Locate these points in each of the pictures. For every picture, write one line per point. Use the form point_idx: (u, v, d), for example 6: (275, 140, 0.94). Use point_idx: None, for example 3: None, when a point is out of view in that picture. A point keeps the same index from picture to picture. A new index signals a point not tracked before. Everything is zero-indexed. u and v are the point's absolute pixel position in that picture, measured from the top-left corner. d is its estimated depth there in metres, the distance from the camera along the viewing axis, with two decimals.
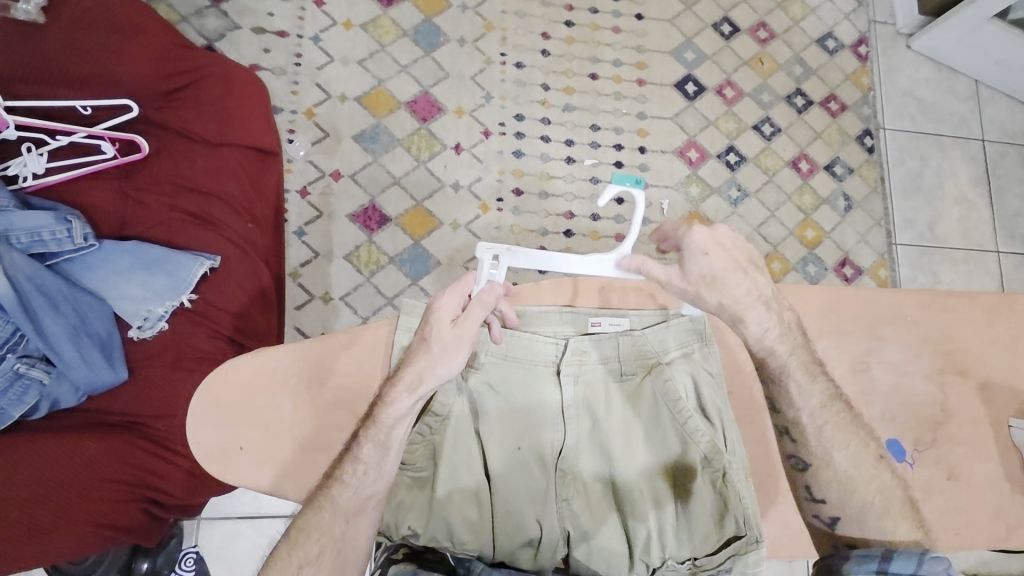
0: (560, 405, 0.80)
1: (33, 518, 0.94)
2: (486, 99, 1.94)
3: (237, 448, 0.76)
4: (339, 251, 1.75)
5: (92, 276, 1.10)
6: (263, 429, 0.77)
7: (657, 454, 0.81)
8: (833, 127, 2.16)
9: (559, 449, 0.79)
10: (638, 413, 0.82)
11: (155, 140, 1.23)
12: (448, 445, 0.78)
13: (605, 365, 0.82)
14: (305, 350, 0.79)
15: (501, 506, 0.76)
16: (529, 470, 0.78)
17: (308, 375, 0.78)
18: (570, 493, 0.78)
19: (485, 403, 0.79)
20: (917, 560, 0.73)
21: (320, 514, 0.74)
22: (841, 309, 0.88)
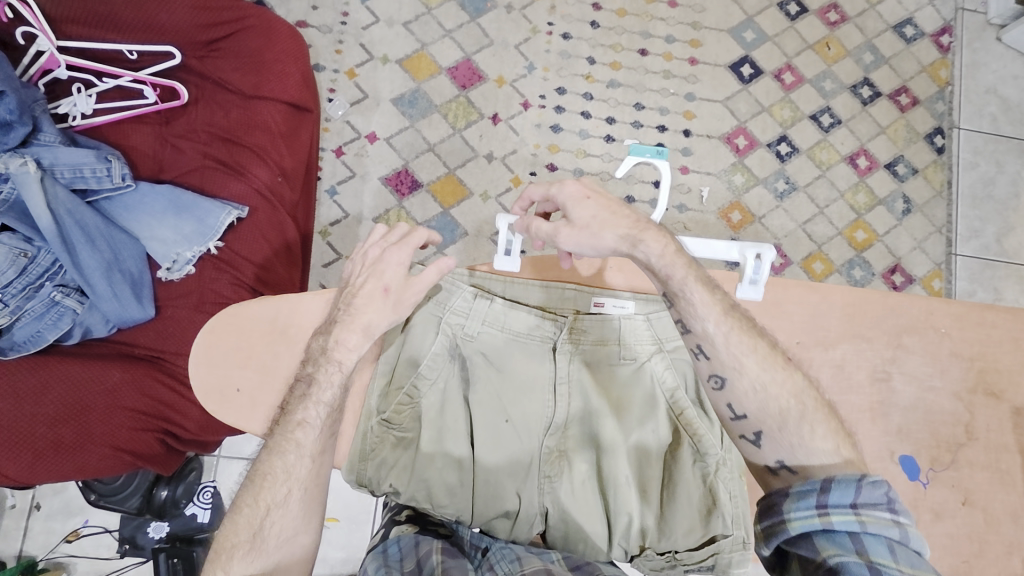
0: (552, 383, 0.79)
1: (59, 435, 1.01)
2: (529, 69, 1.89)
3: (233, 389, 0.77)
4: (369, 213, 1.77)
5: (128, 216, 1.16)
6: (259, 374, 0.77)
7: (648, 444, 0.79)
8: (900, 123, 2.01)
9: (548, 425, 0.78)
10: (635, 398, 0.80)
11: (194, 88, 1.26)
12: (436, 410, 0.78)
13: (604, 348, 0.80)
14: (303, 301, 0.79)
15: (483, 474, 0.77)
16: (515, 444, 0.78)
17: (306, 327, 0.79)
18: (555, 473, 0.78)
19: (476, 372, 0.79)
20: (855, 489, 0.66)
21: (295, 457, 0.74)
22: (866, 313, 0.82)
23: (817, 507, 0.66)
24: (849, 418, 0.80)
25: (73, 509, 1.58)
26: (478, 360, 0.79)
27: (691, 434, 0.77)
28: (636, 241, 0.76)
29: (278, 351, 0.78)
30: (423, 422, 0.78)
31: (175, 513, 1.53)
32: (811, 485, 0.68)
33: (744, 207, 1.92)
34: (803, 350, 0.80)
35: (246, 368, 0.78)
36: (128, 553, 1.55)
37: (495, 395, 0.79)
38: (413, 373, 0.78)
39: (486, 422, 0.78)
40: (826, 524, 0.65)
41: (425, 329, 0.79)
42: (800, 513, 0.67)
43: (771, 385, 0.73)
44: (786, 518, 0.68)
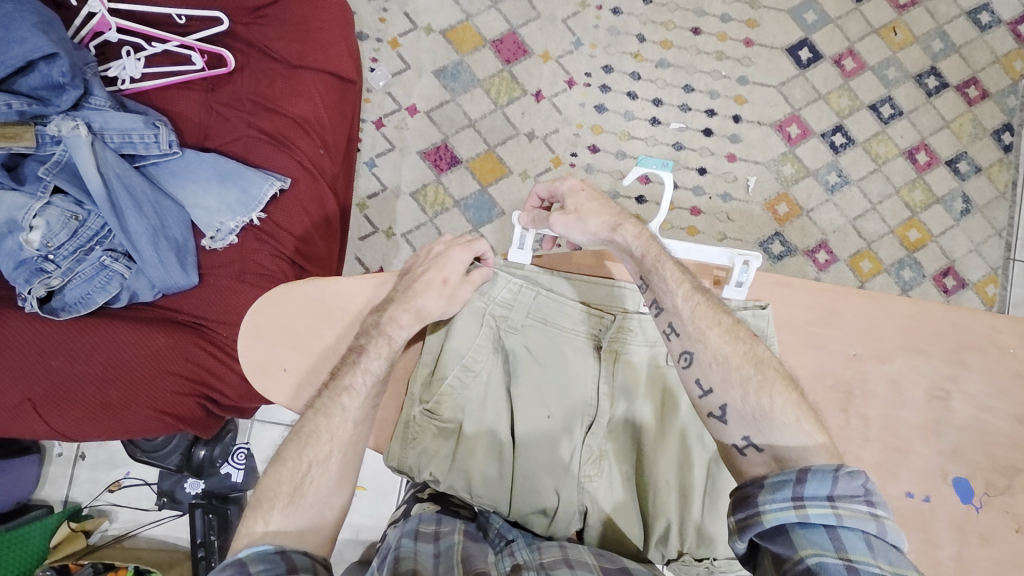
0: (596, 382, 0.79)
1: (106, 395, 1.04)
2: (576, 45, 1.83)
3: (278, 368, 0.77)
4: (406, 188, 1.76)
5: (175, 183, 1.16)
6: (303, 353, 0.78)
7: (691, 449, 0.78)
8: (967, 117, 1.89)
9: (588, 424, 0.79)
10: (680, 401, 0.79)
11: (240, 56, 1.25)
12: (479, 401, 0.78)
13: (650, 349, 0.79)
14: (350, 285, 0.80)
15: (523, 468, 0.77)
16: (554, 440, 0.78)
17: (352, 309, 0.80)
18: (594, 472, 0.78)
19: (520, 366, 0.79)
20: (831, 479, 0.62)
21: (333, 420, 0.73)
22: (925, 326, 0.78)
23: (794, 498, 0.62)
24: (902, 435, 0.76)
25: (116, 460, 1.65)
26: (523, 353, 0.80)
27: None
28: (617, 226, 0.81)
29: (322, 332, 0.79)
30: (465, 412, 0.78)
31: (212, 472, 1.59)
32: (787, 475, 0.64)
33: (792, 199, 1.85)
34: (858, 363, 0.77)
35: (290, 348, 0.78)
36: (167, 506, 1.62)
37: (539, 390, 0.79)
38: (458, 362, 0.78)
39: (526, 415, 0.78)
40: (802, 516, 0.61)
41: (472, 320, 0.79)
42: (776, 505, 0.63)
43: (732, 355, 0.72)
44: (760, 511, 0.63)
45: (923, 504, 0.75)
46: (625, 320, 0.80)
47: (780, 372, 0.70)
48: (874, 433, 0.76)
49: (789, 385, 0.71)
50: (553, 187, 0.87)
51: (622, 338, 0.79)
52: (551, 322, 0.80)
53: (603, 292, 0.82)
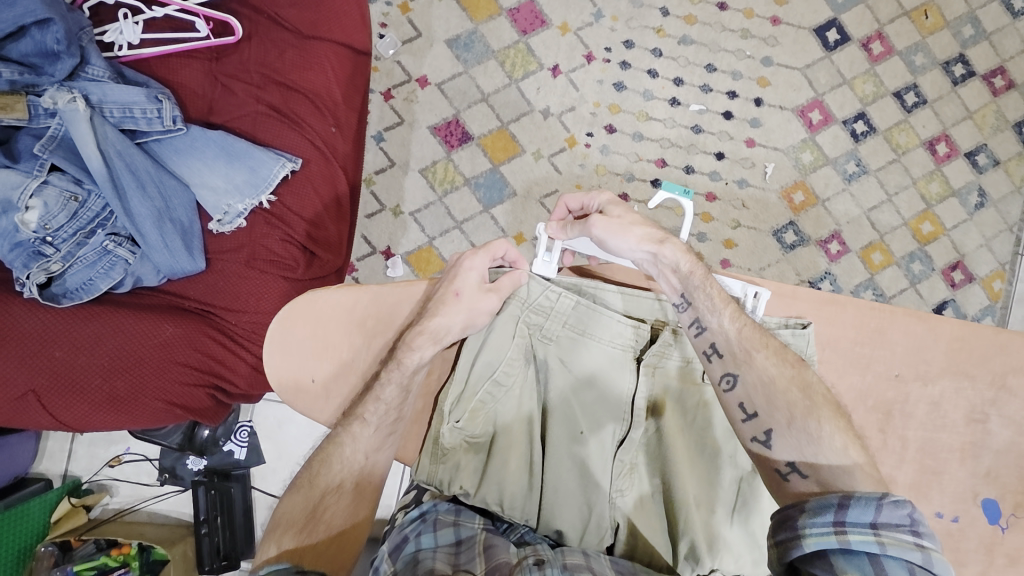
0: (630, 398, 0.75)
1: (113, 387, 1.01)
2: (597, 17, 1.74)
3: (307, 380, 0.75)
4: (415, 164, 1.69)
5: (179, 161, 1.10)
6: (334, 365, 0.76)
7: (725, 469, 0.75)
8: (990, 108, 1.85)
9: (620, 440, 0.75)
10: (716, 419, 0.76)
11: (247, 23, 1.16)
12: (511, 414, 0.76)
13: (687, 364, 0.77)
14: (383, 294, 0.77)
15: (551, 483, 0.75)
16: (583, 454, 0.75)
17: (384, 319, 0.77)
18: (624, 485, 0.76)
19: (551, 378, 0.76)
20: (875, 506, 0.62)
21: (344, 449, 0.76)
22: (972, 349, 0.76)
23: (835, 524, 0.62)
24: (938, 457, 0.77)
25: (114, 436, 1.62)
26: (558, 364, 0.76)
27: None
28: (664, 239, 0.76)
29: (354, 342, 0.76)
30: (496, 427, 0.76)
31: (214, 450, 1.55)
32: (829, 500, 0.64)
33: (809, 187, 1.81)
34: (901, 384, 0.76)
35: (322, 360, 0.75)
36: (168, 482, 1.59)
37: (574, 404, 0.76)
38: (490, 377, 0.75)
39: (557, 428, 0.76)
40: (843, 542, 0.61)
41: (505, 330, 0.75)
42: (817, 530, 0.63)
43: (779, 378, 0.71)
44: (801, 534, 0.64)
45: (951, 524, 0.77)
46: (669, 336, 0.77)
47: (828, 399, 0.71)
48: (911, 456, 0.77)
49: (838, 410, 0.71)
50: (586, 202, 0.82)
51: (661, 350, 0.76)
52: (588, 333, 0.75)
53: (644, 306, 0.78)
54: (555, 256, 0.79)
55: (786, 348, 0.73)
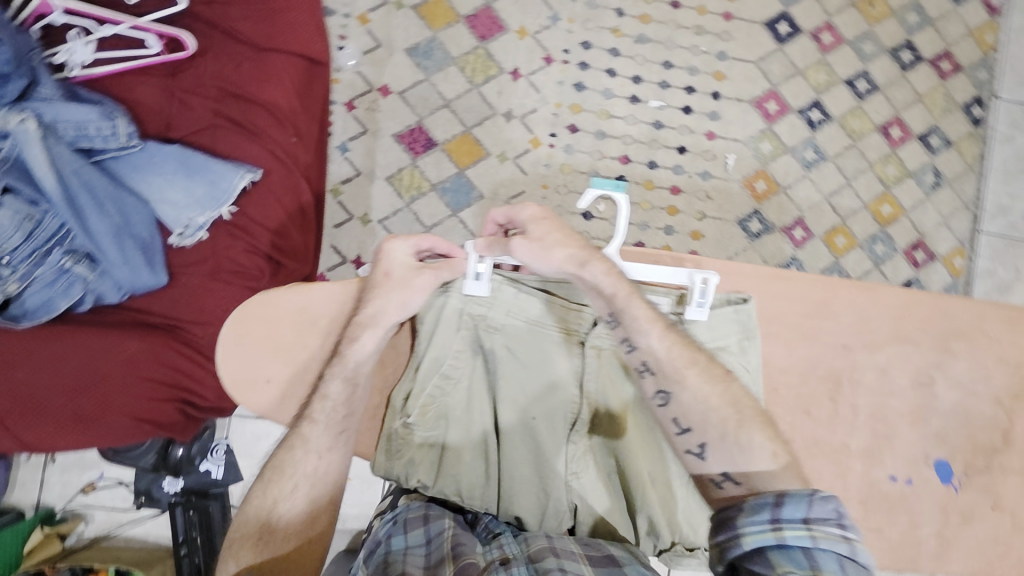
0: (576, 379, 0.77)
1: (79, 407, 1.01)
2: (553, 20, 1.77)
3: (263, 381, 0.76)
4: (381, 172, 1.70)
5: (138, 177, 1.09)
6: (291, 366, 0.77)
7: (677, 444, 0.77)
8: (939, 91, 1.91)
9: (572, 420, 0.76)
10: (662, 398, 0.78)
11: (202, 38, 1.16)
12: (463, 407, 0.77)
13: None
14: (334, 292, 0.77)
15: (508, 472, 0.76)
16: (537, 441, 0.76)
17: (337, 318, 0.78)
18: (580, 468, 0.75)
19: (501, 367, 0.77)
20: (807, 502, 0.64)
21: (295, 452, 0.76)
22: (919, 315, 0.79)
23: (771, 521, 0.64)
24: (889, 422, 0.78)
25: (87, 462, 1.59)
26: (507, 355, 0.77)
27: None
28: (586, 262, 0.74)
29: (310, 341, 0.77)
30: (449, 420, 0.76)
31: (190, 470, 1.53)
32: (765, 499, 0.66)
33: (770, 176, 1.85)
34: (849, 353, 0.78)
35: (277, 360, 0.77)
36: (145, 505, 1.57)
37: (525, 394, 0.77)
38: (437, 371, 0.76)
39: (510, 419, 0.77)
40: (780, 539, 0.63)
41: (448, 323, 0.76)
42: (755, 528, 0.65)
43: (711, 396, 0.73)
44: (739, 533, 0.66)
45: (906, 487, 0.79)
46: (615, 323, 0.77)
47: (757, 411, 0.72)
48: (863, 421, 0.78)
49: (751, 418, 0.72)
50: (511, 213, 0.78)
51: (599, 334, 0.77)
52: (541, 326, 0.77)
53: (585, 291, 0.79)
54: (487, 270, 0.75)
55: (704, 360, 0.74)
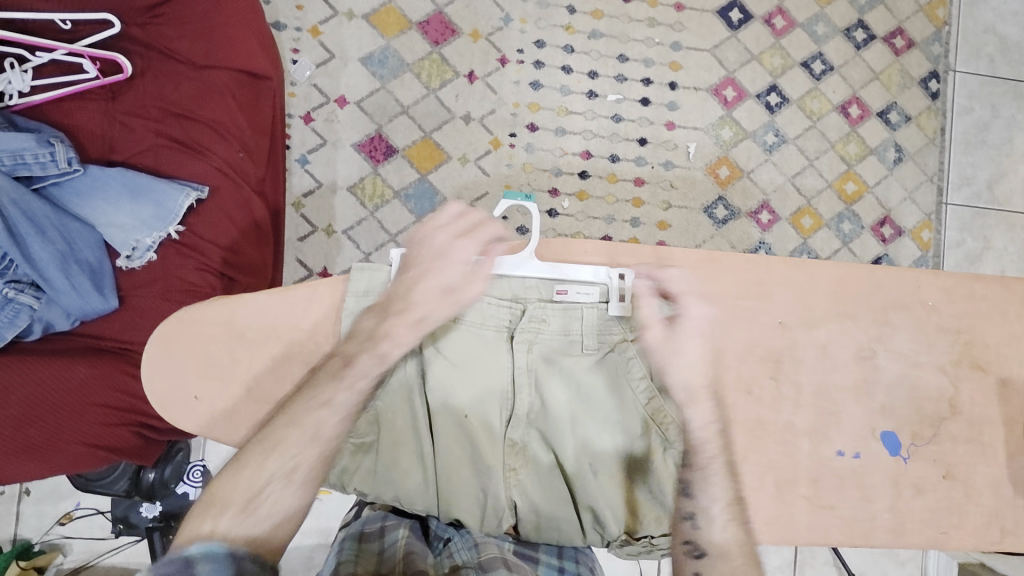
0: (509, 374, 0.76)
1: (28, 437, 0.99)
2: (505, 21, 1.77)
3: (191, 398, 0.74)
4: (343, 182, 1.70)
5: (81, 202, 1.08)
6: (219, 382, 0.74)
7: (616, 433, 0.77)
8: (895, 67, 1.93)
9: (508, 418, 0.76)
10: (598, 390, 0.77)
11: (140, 60, 1.17)
12: (392, 410, 0.75)
13: (566, 336, 0.77)
14: (264, 305, 0.74)
15: (445, 472, 0.76)
16: (474, 441, 0.76)
17: (265, 330, 0.74)
18: (517, 464, 0.77)
19: (431, 367, 0.75)
20: None
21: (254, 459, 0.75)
22: (852, 287, 0.79)
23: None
24: (833, 398, 0.78)
25: (62, 493, 1.58)
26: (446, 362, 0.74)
27: (656, 425, 0.75)
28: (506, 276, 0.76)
29: (238, 356, 0.74)
30: (380, 424, 0.75)
31: (166, 493, 1.51)
32: None
33: (732, 162, 1.86)
34: (786, 331, 0.78)
35: (206, 376, 0.74)
36: (123, 533, 1.55)
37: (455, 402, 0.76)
38: None
39: (447, 418, 0.76)
40: None
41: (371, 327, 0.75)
42: None
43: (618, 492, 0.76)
44: None
45: (853, 461, 0.78)
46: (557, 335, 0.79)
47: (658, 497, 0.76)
48: (807, 399, 0.78)
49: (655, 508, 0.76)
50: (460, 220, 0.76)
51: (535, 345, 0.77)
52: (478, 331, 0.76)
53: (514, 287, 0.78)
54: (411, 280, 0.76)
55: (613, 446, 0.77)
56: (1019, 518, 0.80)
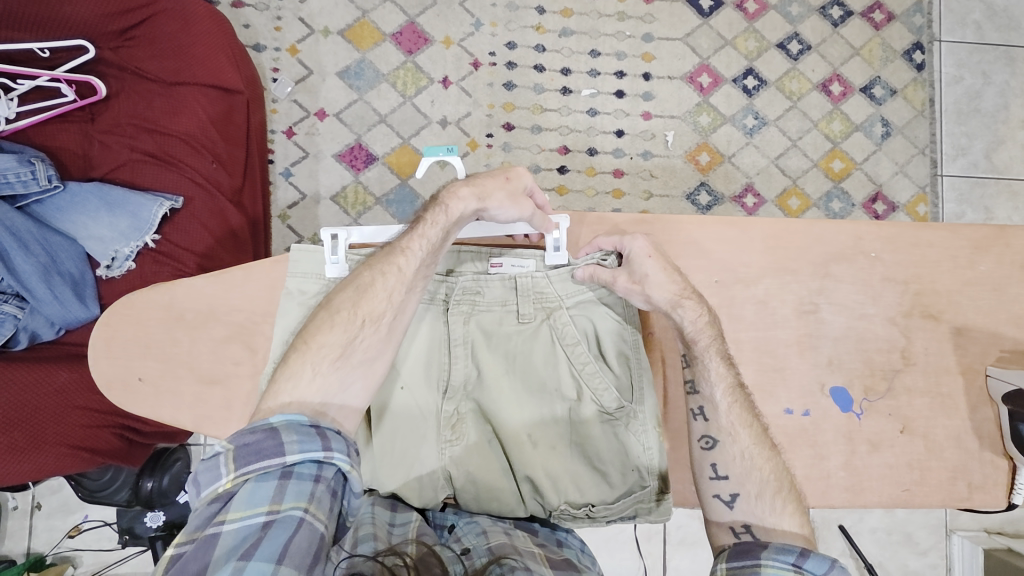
0: (448, 342, 0.82)
1: (11, 440, 1.02)
2: (476, 26, 1.80)
3: (136, 379, 0.81)
4: (326, 192, 1.75)
5: (62, 217, 1.15)
6: (161, 363, 0.81)
7: (552, 401, 0.82)
8: (875, 42, 1.83)
9: (445, 387, 0.82)
10: (536, 358, 0.83)
11: (115, 82, 1.25)
12: None
13: (503, 306, 0.83)
14: (196, 289, 0.82)
15: (385, 441, 0.80)
16: (415, 409, 0.81)
17: (205, 313, 0.81)
18: (455, 436, 0.81)
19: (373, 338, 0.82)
20: (829, 564, 0.67)
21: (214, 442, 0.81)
22: (789, 244, 0.82)
23: (795, 565, 0.66)
24: (776, 353, 0.82)
25: (71, 506, 1.61)
26: (363, 274, 0.76)
27: (592, 389, 0.81)
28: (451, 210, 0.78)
29: (178, 337, 0.81)
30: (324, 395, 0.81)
31: (166, 502, 1.50)
32: (791, 547, 0.68)
33: (713, 148, 1.80)
34: (723, 289, 0.81)
35: (149, 357, 0.81)
36: (130, 543, 1.56)
37: (402, 317, 0.77)
38: None
39: (389, 392, 0.81)
40: None
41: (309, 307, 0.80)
42: (778, 563, 0.67)
43: (563, 470, 0.81)
44: (761, 564, 0.67)
45: (804, 418, 0.81)
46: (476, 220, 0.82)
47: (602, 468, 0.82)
48: (749, 355, 0.82)
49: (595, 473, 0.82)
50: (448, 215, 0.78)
51: (441, 217, 0.78)
52: (390, 244, 0.78)
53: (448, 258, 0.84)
54: (344, 256, 0.80)
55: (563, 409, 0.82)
56: (985, 473, 0.81)
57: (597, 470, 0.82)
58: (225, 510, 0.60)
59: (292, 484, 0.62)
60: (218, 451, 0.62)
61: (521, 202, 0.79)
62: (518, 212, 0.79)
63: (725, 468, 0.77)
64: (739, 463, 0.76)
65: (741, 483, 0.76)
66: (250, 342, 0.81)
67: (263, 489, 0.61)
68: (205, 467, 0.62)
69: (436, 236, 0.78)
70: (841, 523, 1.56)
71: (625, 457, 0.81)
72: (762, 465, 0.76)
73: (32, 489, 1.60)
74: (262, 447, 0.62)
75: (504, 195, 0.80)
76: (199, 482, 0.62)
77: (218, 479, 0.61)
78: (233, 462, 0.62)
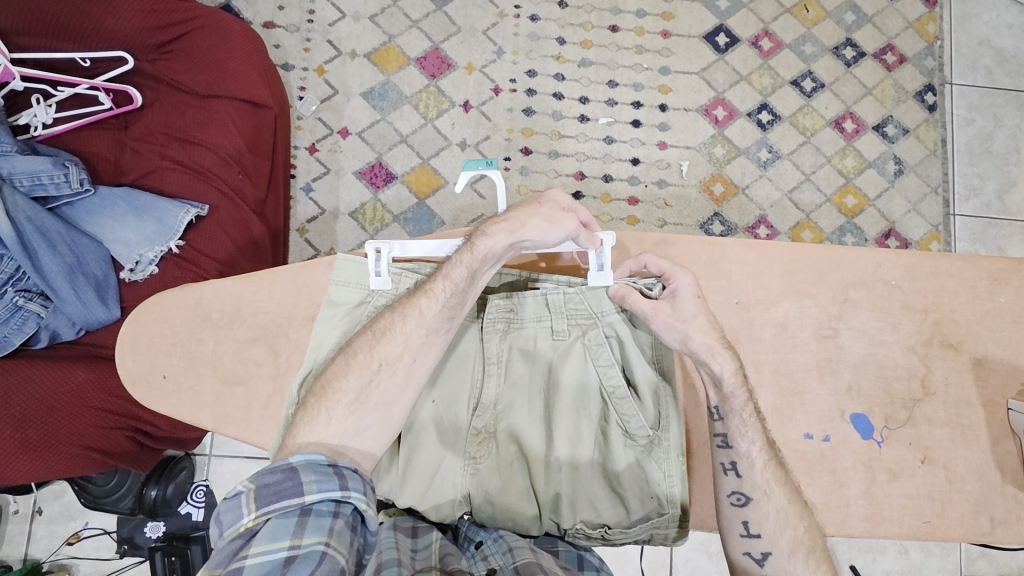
0: (480, 356, 0.82)
1: (25, 437, 1.02)
2: (498, 54, 1.85)
3: (159, 376, 0.81)
4: (345, 208, 1.77)
5: (91, 220, 1.17)
6: (184, 360, 0.81)
7: (579, 422, 0.81)
8: (888, 82, 1.87)
9: (475, 404, 0.82)
10: (567, 377, 0.82)
11: (150, 92, 1.30)
12: None
13: (538, 323, 0.82)
14: (224, 291, 0.83)
15: (412, 455, 0.80)
16: (444, 423, 0.82)
17: (230, 314, 0.82)
18: (479, 452, 0.81)
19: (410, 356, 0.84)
20: None
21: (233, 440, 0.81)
22: (807, 269, 0.83)
23: None
24: (794, 377, 0.82)
25: (72, 512, 1.57)
26: (383, 317, 0.77)
27: (619, 414, 0.80)
28: (474, 240, 0.78)
29: (202, 336, 0.82)
30: None
31: (168, 513, 1.50)
32: None
33: (726, 178, 1.82)
34: (743, 310, 0.82)
35: (171, 355, 0.82)
36: (128, 553, 1.55)
37: (421, 360, 0.77)
38: None
39: (420, 404, 0.82)
40: None
41: (333, 317, 0.81)
42: None
43: (582, 491, 0.81)
44: None
45: (823, 444, 0.81)
46: (512, 254, 0.81)
47: (621, 492, 0.81)
48: (768, 378, 0.82)
49: (614, 496, 0.81)
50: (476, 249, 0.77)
51: (466, 254, 0.78)
52: (418, 283, 0.79)
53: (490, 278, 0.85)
54: (388, 270, 0.80)
55: (587, 429, 0.81)
56: (1008, 508, 0.79)
57: (615, 491, 0.81)
58: (248, 545, 0.60)
59: (311, 520, 0.62)
60: (239, 490, 0.63)
61: (561, 221, 0.78)
62: (562, 230, 0.78)
63: (757, 526, 0.76)
64: (771, 522, 0.76)
65: (773, 542, 0.75)
66: (273, 345, 0.82)
67: (284, 525, 0.61)
68: (227, 507, 0.62)
69: (461, 276, 0.77)
70: (852, 564, 1.51)
71: (643, 480, 0.79)
72: (797, 524, 0.75)
73: (34, 494, 1.57)
74: (280, 487, 0.63)
75: (540, 220, 0.78)
76: (222, 523, 0.62)
77: (239, 519, 0.62)
78: (254, 502, 0.62)
